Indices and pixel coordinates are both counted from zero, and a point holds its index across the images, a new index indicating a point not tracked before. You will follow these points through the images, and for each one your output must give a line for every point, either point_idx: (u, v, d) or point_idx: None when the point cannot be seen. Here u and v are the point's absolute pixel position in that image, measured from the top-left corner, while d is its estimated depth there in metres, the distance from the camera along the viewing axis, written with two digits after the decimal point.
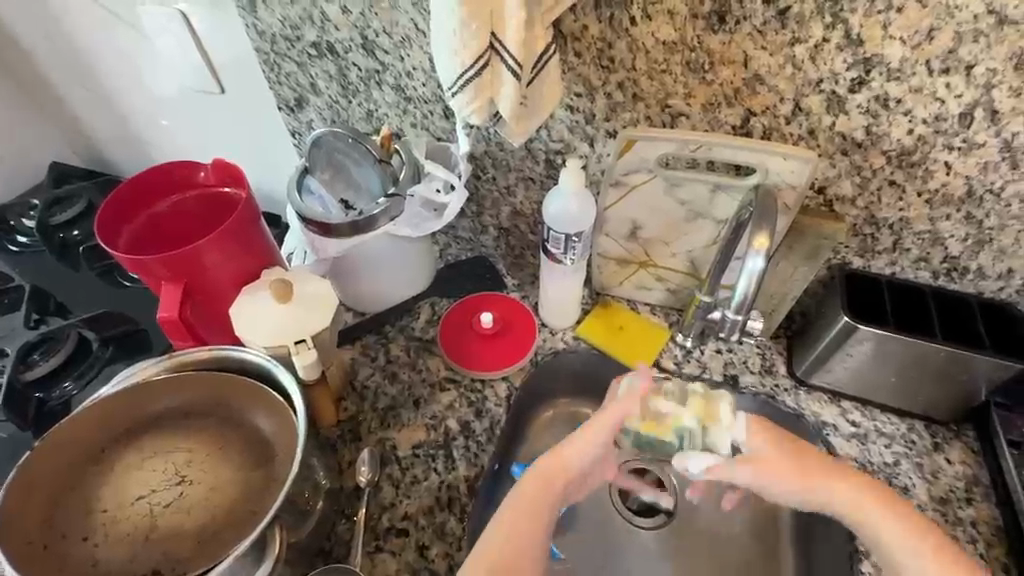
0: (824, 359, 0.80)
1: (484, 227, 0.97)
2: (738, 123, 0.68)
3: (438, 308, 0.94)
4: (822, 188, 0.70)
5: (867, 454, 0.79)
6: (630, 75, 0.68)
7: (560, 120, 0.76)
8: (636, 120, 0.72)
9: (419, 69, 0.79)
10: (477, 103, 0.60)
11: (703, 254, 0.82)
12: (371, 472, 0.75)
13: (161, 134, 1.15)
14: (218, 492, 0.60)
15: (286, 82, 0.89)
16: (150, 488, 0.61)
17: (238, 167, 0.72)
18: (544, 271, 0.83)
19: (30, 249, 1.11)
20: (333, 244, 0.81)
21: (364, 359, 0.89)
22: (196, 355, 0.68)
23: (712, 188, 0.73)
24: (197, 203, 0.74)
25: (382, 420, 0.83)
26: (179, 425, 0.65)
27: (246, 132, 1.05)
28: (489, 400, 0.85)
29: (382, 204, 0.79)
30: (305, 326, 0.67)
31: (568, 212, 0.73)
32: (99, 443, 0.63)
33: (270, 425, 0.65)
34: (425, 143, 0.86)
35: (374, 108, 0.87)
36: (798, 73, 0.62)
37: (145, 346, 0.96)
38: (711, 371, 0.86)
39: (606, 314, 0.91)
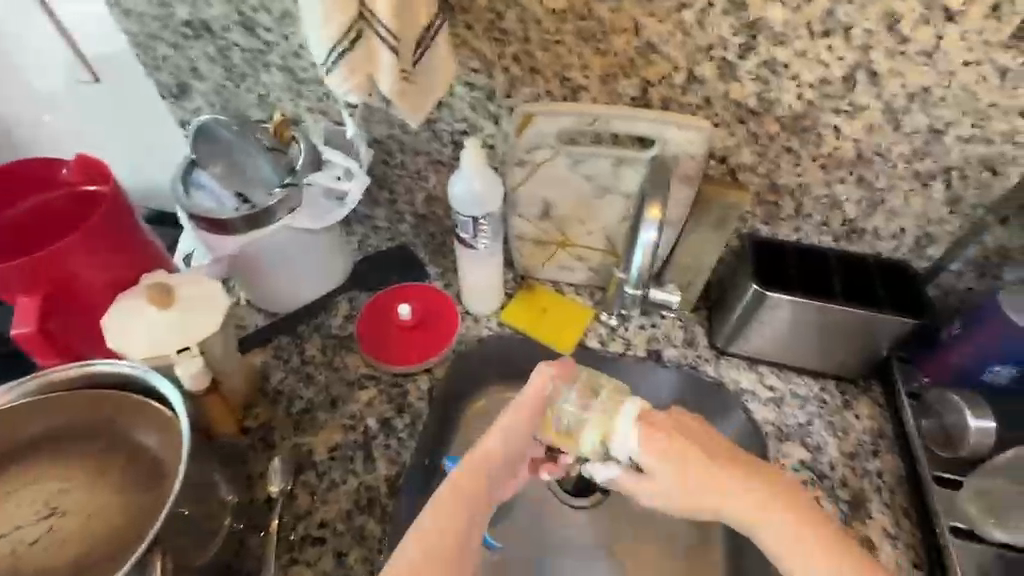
0: (740, 328, 0.81)
1: (399, 215, 0.93)
2: (637, 94, 0.66)
3: (355, 303, 0.90)
4: (724, 157, 0.70)
5: (783, 417, 0.81)
6: (524, 47, 0.65)
7: (460, 98, 0.72)
8: (537, 95, 0.69)
9: (306, 48, 0.74)
10: (355, 80, 0.55)
11: (617, 230, 0.81)
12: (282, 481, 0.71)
13: (35, 131, 1.04)
14: (96, 520, 0.55)
15: (164, 67, 0.81)
16: (15, 524, 0.54)
17: (99, 160, 0.64)
18: (459, 256, 0.81)
19: None
20: (228, 241, 0.76)
21: (276, 362, 0.84)
22: (64, 373, 0.61)
23: (617, 163, 0.72)
24: (57, 203, 0.67)
25: (296, 425, 0.78)
26: (50, 450, 0.59)
27: (133, 126, 0.96)
28: (411, 394, 0.82)
29: (277, 195, 0.74)
30: (189, 332, 0.61)
31: (471, 194, 0.70)
32: None
33: (155, 440, 0.59)
34: (324, 128, 0.82)
35: (265, 92, 0.81)
36: (688, 40, 0.61)
37: (29, 366, 0.87)
38: (635, 348, 0.86)
39: (529, 297, 0.89)
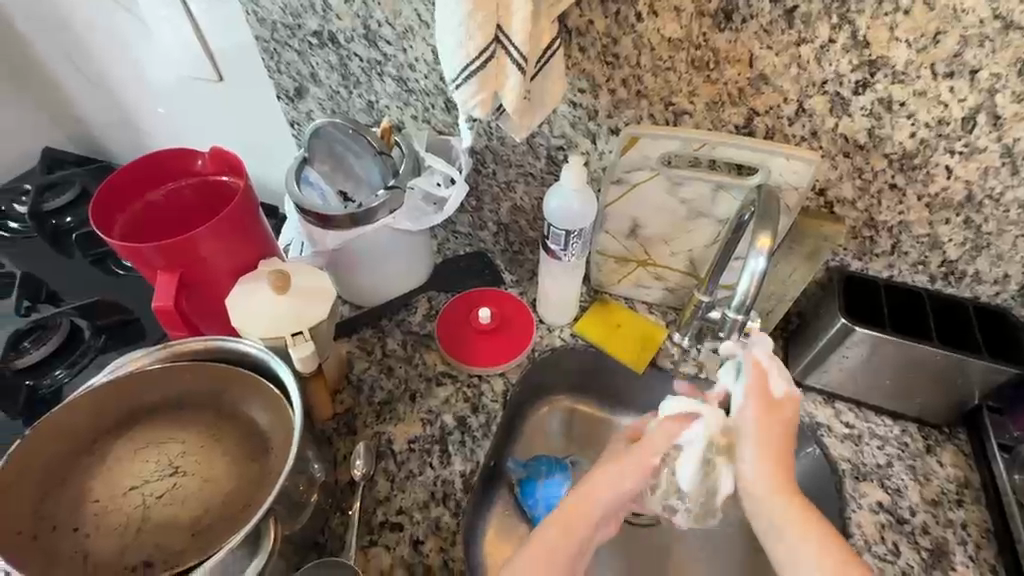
0: (821, 360, 0.80)
1: (483, 222, 0.97)
2: (741, 122, 0.68)
3: (436, 303, 0.94)
4: (823, 189, 0.71)
5: (861, 456, 0.79)
6: (634, 72, 0.67)
7: (562, 116, 0.75)
8: (640, 118, 0.71)
9: (422, 61, 0.79)
10: (482, 96, 0.59)
11: (702, 253, 0.82)
12: (365, 466, 0.75)
13: (155, 120, 1.14)
14: (214, 484, 0.59)
15: (286, 71, 0.88)
16: (141, 480, 0.59)
17: (237, 156, 0.71)
18: (543, 266, 0.83)
19: (21, 235, 1.08)
20: (330, 236, 0.80)
21: (360, 353, 0.88)
22: (195, 346, 0.66)
23: (715, 188, 0.73)
24: (194, 190, 0.73)
25: (378, 414, 0.82)
26: (174, 415, 0.63)
27: (246, 123, 1.04)
28: (486, 395, 0.85)
29: (382, 196, 0.79)
30: (304, 318, 0.66)
31: (570, 210, 0.73)
32: (89, 435, 0.61)
33: (267, 419, 0.64)
34: (426, 136, 0.85)
35: (374, 99, 0.86)
36: (803, 74, 0.62)
37: (138, 336, 0.95)
38: (708, 371, 0.87)
39: (604, 311, 0.91)
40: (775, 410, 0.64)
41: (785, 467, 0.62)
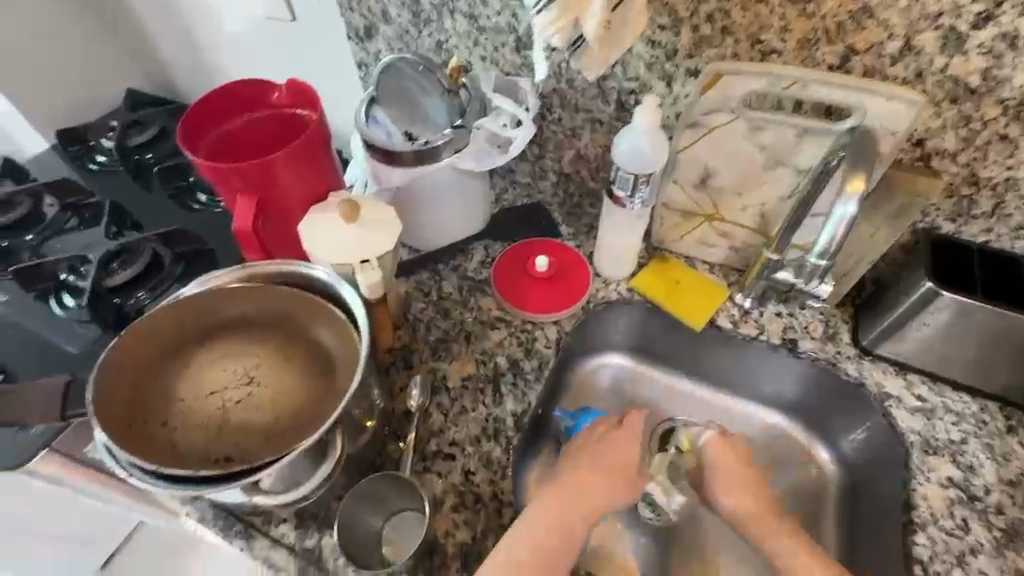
0: (898, 328, 0.76)
1: (543, 172, 0.95)
2: (836, 62, 0.63)
3: (492, 250, 0.94)
4: (921, 140, 0.66)
5: (932, 430, 0.75)
6: (722, 5, 0.63)
7: (638, 55, 0.72)
8: (722, 56, 0.68)
9: None
10: (562, 23, 0.57)
11: (776, 208, 0.78)
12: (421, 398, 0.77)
13: (229, 63, 1.17)
14: (286, 396, 0.63)
15: (357, 9, 0.89)
16: (221, 386, 0.63)
17: (312, 87, 0.73)
18: (606, 213, 0.82)
19: (108, 169, 1.15)
20: (396, 174, 0.81)
21: (417, 293, 0.90)
22: (266, 268, 0.70)
23: (799, 134, 0.69)
24: (270, 121, 0.76)
25: (433, 351, 0.84)
26: (249, 331, 0.67)
27: (315, 65, 1.06)
28: (540, 341, 0.85)
29: (448, 135, 0.79)
30: (370, 248, 0.68)
31: (641, 151, 0.71)
32: (175, 341, 0.65)
33: (334, 341, 0.67)
34: (494, 77, 0.83)
35: (443, 39, 0.85)
36: (915, 5, 0.57)
37: (212, 266, 1.00)
38: (769, 334, 0.84)
39: (663, 267, 0.89)
40: (733, 453, 0.77)
41: (754, 496, 0.75)
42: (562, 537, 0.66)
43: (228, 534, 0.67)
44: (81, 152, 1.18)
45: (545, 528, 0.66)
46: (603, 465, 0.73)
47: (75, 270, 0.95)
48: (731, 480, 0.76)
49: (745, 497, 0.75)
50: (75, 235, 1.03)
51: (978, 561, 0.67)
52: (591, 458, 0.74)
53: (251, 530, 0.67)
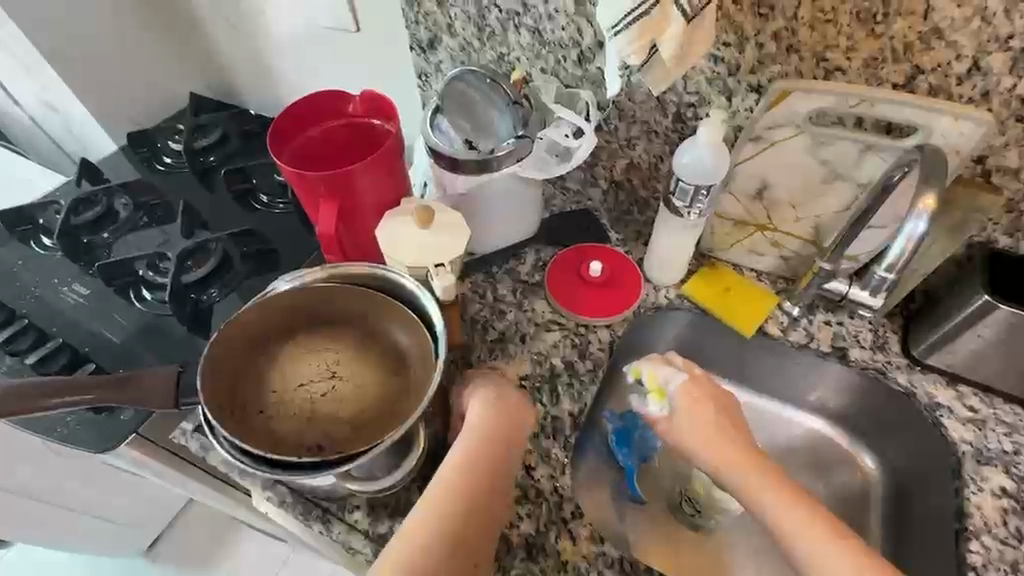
0: (951, 340, 0.77)
1: (595, 179, 0.98)
2: (901, 81, 0.65)
3: (544, 255, 0.98)
4: (982, 157, 0.67)
5: (985, 441, 0.77)
6: (789, 25, 0.66)
7: (700, 70, 0.74)
8: (786, 73, 0.70)
9: (561, 12, 0.80)
10: (640, 44, 0.60)
11: (829, 220, 0.80)
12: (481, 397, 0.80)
13: (289, 70, 1.22)
14: (368, 390, 0.67)
15: (423, 22, 0.93)
16: (306, 379, 0.67)
17: (388, 99, 0.77)
18: (661, 221, 0.84)
19: (174, 170, 1.21)
20: (460, 180, 0.85)
21: (474, 295, 0.94)
22: (346, 269, 0.74)
23: (861, 149, 0.71)
24: (345, 130, 0.80)
25: (491, 351, 0.88)
26: (331, 328, 0.71)
27: (374, 73, 1.11)
28: (593, 343, 0.88)
29: (511, 144, 0.83)
30: (444, 251, 0.72)
31: (703, 163, 0.73)
32: (263, 335, 0.69)
33: (408, 341, 0.70)
34: (554, 89, 0.87)
35: (506, 51, 0.89)
36: (985, 28, 0.59)
37: (276, 265, 1.05)
38: (818, 342, 0.86)
39: (713, 274, 0.91)
40: (692, 395, 0.74)
41: (724, 449, 0.69)
42: (481, 481, 0.65)
43: (307, 518, 0.72)
44: (149, 154, 1.24)
45: (457, 481, 0.64)
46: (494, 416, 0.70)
47: (154, 266, 1.02)
48: (719, 443, 0.70)
49: (719, 450, 0.70)
50: (148, 233, 1.09)
51: None
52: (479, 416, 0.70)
53: (328, 516, 0.72)
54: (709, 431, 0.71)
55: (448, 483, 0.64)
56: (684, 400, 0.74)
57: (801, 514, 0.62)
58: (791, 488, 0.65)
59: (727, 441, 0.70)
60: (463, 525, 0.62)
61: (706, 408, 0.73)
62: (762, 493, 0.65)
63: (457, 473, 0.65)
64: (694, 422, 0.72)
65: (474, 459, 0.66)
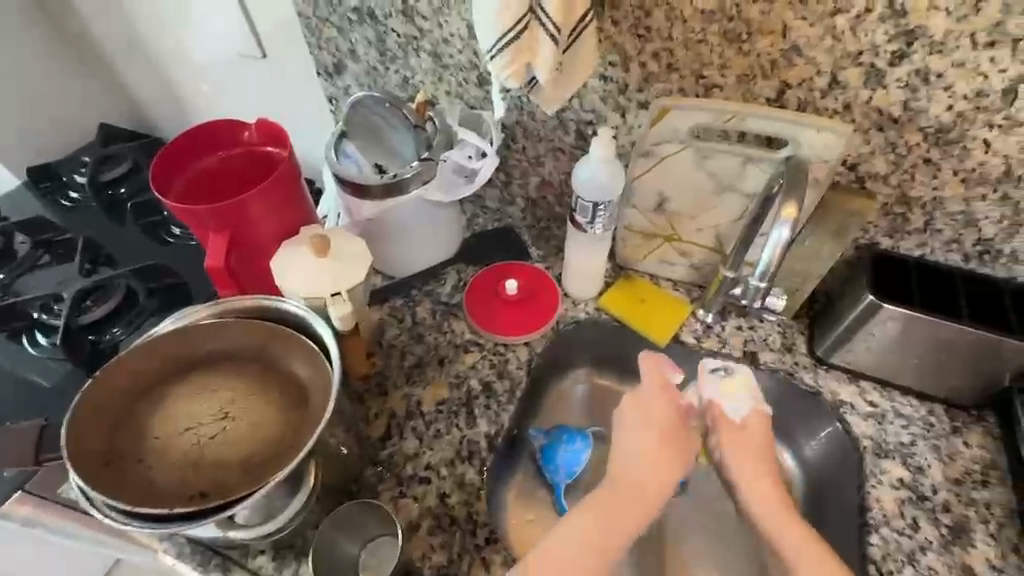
0: (846, 338, 0.81)
1: (512, 197, 0.99)
2: (773, 96, 0.68)
3: (464, 275, 0.97)
4: (854, 164, 0.71)
5: (883, 434, 0.80)
6: (666, 45, 0.68)
7: (593, 89, 0.76)
8: (670, 91, 0.72)
9: (457, 36, 0.81)
10: (514, 67, 0.60)
11: (729, 229, 0.83)
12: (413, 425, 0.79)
13: (201, 98, 1.20)
14: (260, 429, 0.64)
15: (326, 48, 0.92)
16: (195, 422, 0.64)
17: (283, 128, 0.75)
18: (571, 236, 0.85)
19: (81, 205, 1.16)
20: (366, 205, 0.84)
21: (392, 320, 0.92)
22: (240, 304, 0.71)
23: (744, 161, 0.74)
24: (242, 160, 0.78)
25: (408, 376, 0.86)
26: (224, 366, 0.68)
27: (287, 99, 1.08)
28: (511, 362, 0.88)
29: (415, 167, 0.81)
30: (342, 280, 0.70)
31: (596, 180, 0.75)
32: (151, 379, 0.66)
33: (308, 373, 0.68)
34: (459, 111, 0.87)
35: (410, 75, 0.89)
36: (838, 45, 0.62)
37: (188, 299, 1.01)
38: (731, 347, 0.88)
39: (629, 286, 0.93)
40: (763, 425, 0.71)
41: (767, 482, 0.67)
42: (625, 523, 0.62)
43: (206, 568, 0.68)
44: (53, 189, 1.18)
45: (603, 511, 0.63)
46: (667, 442, 0.68)
47: (49, 308, 0.95)
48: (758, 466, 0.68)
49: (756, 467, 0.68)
50: (48, 272, 1.04)
51: (927, 557, 0.71)
52: (667, 443, 0.68)
53: (228, 563, 0.68)
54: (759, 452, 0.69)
55: (593, 512, 0.63)
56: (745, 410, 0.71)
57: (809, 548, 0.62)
58: (793, 513, 0.65)
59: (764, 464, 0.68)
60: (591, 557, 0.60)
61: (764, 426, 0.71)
62: (767, 513, 0.65)
63: (636, 498, 0.64)
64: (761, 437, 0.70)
65: (642, 495, 0.65)
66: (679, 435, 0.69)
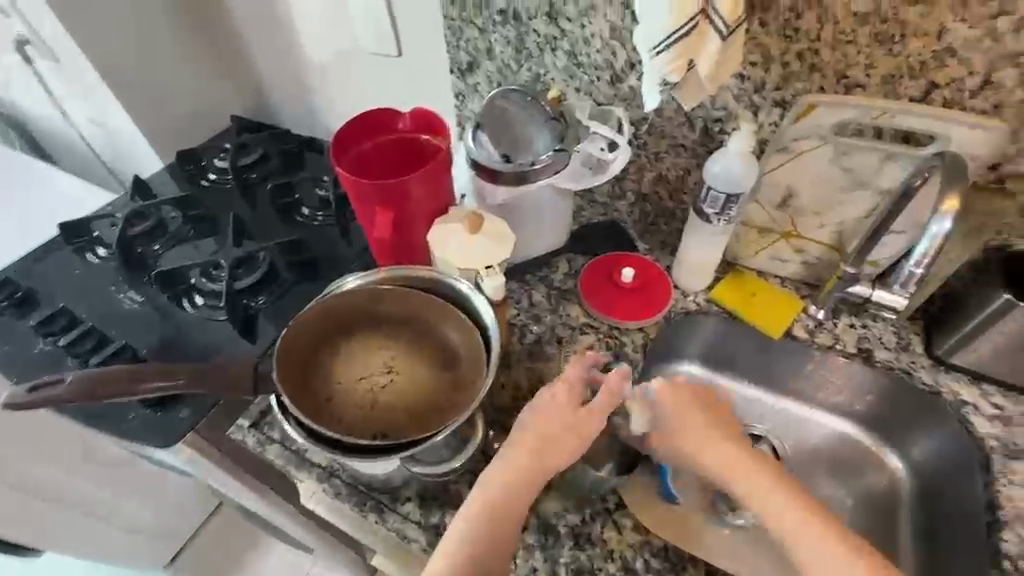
0: (973, 338, 0.81)
1: (622, 192, 1.04)
2: (918, 95, 0.71)
3: (575, 263, 1.03)
4: (996, 165, 0.73)
5: (1012, 436, 0.79)
6: (813, 45, 0.72)
7: (729, 88, 0.80)
8: (809, 90, 0.76)
9: (597, 37, 0.87)
10: (677, 63, 0.66)
11: (853, 227, 0.85)
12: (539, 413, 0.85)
13: (328, 93, 1.30)
14: (424, 384, 0.72)
15: (464, 47, 1.00)
16: (362, 375, 0.71)
17: (437, 115, 0.83)
18: (690, 228, 0.89)
19: (217, 185, 1.28)
20: (500, 191, 0.90)
21: (512, 300, 0.98)
22: (403, 273, 0.79)
23: (884, 157, 0.77)
24: (395, 144, 0.86)
25: (529, 352, 0.92)
26: (386, 327, 0.75)
27: (413, 96, 1.17)
28: (627, 346, 0.92)
29: (548, 158, 0.88)
30: (489, 254, 0.76)
31: (730, 172, 0.79)
32: (325, 332, 0.74)
33: (459, 339, 0.75)
34: (588, 107, 0.93)
35: (542, 72, 0.95)
36: (995, 47, 0.64)
37: (319, 275, 1.10)
38: (844, 344, 0.90)
39: (738, 281, 0.96)
40: (674, 399, 0.75)
41: (759, 478, 0.70)
42: (525, 488, 0.67)
43: (364, 509, 0.75)
44: (194, 172, 1.30)
45: (509, 485, 0.67)
46: (571, 413, 0.69)
47: (208, 274, 1.07)
48: (745, 469, 0.71)
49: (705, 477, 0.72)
50: (198, 245, 1.16)
51: None
52: (550, 415, 0.69)
53: (382, 506, 0.75)
54: (725, 461, 0.72)
55: (498, 487, 0.67)
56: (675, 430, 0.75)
57: (816, 537, 0.65)
58: (814, 516, 0.67)
59: (743, 462, 0.71)
60: (494, 535, 0.65)
61: (687, 405, 0.75)
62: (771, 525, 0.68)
63: (516, 476, 0.67)
64: (688, 425, 0.74)
65: (517, 476, 0.67)
66: (577, 405, 0.70)
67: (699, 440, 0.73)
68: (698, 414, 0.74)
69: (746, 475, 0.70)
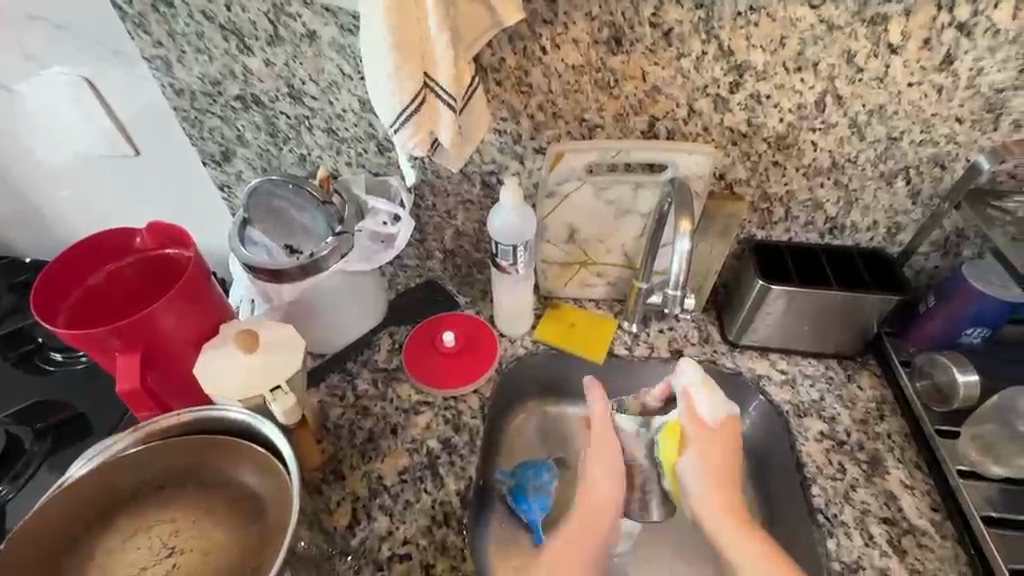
0: (750, 321, 0.91)
1: (429, 252, 0.99)
2: (645, 128, 0.78)
3: (398, 335, 0.96)
4: (722, 174, 0.83)
5: (798, 396, 0.91)
6: (548, 97, 0.76)
7: (490, 144, 0.82)
8: (559, 135, 0.80)
9: (350, 111, 0.83)
10: (418, 137, 0.64)
11: (634, 246, 0.91)
12: (385, 520, 0.78)
13: (58, 201, 1.06)
14: (215, 555, 0.60)
15: (210, 137, 0.89)
16: (140, 567, 0.59)
17: (174, 226, 0.71)
18: (495, 281, 0.89)
19: None
20: (286, 289, 0.81)
21: (333, 400, 0.88)
22: (167, 423, 0.64)
23: (635, 187, 0.84)
24: (139, 266, 0.74)
25: (363, 454, 0.83)
26: (159, 497, 0.63)
27: (169, 195, 1.02)
28: (464, 413, 0.88)
29: (330, 243, 0.80)
30: (276, 372, 0.67)
31: (510, 225, 0.80)
32: (71, 534, 0.60)
33: (258, 481, 0.63)
34: (363, 179, 0.88)
35: (307, 152, 0.89)
36: (687, 82, 0.74)
37: (86, 433, 0.89)
38: (660, 349, 0.95)
39: (556, 314, 0.97)
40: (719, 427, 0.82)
41: (728, 500, 0.77)
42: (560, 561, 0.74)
43: None
44: None
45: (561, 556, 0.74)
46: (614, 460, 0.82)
47: None
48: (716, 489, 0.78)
49: (724, 492, 0.77)
50: None
51: (858, 493, 0.83)
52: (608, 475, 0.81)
53: None
54: (715, 473, 0.79)
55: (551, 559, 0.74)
56: (704, 450, 0.80)
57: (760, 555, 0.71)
58: (757, 532, 0.74)
59: (722, 482, 0.78)
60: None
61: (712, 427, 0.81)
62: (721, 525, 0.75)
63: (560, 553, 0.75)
64: (721, 444, 0.81)
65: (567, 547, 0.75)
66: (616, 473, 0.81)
67: (710, 460, 0.80)
68: (714, 430, 0.81)
69: (727, 491, 0.78)
